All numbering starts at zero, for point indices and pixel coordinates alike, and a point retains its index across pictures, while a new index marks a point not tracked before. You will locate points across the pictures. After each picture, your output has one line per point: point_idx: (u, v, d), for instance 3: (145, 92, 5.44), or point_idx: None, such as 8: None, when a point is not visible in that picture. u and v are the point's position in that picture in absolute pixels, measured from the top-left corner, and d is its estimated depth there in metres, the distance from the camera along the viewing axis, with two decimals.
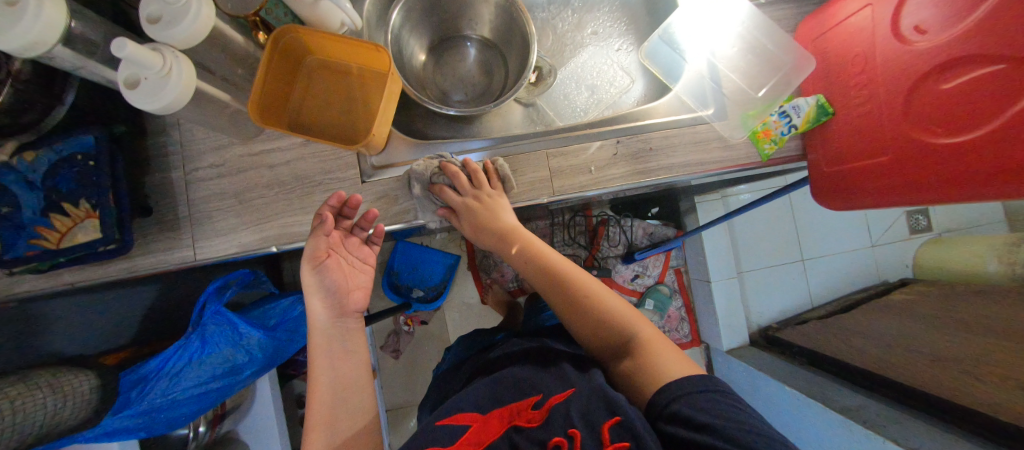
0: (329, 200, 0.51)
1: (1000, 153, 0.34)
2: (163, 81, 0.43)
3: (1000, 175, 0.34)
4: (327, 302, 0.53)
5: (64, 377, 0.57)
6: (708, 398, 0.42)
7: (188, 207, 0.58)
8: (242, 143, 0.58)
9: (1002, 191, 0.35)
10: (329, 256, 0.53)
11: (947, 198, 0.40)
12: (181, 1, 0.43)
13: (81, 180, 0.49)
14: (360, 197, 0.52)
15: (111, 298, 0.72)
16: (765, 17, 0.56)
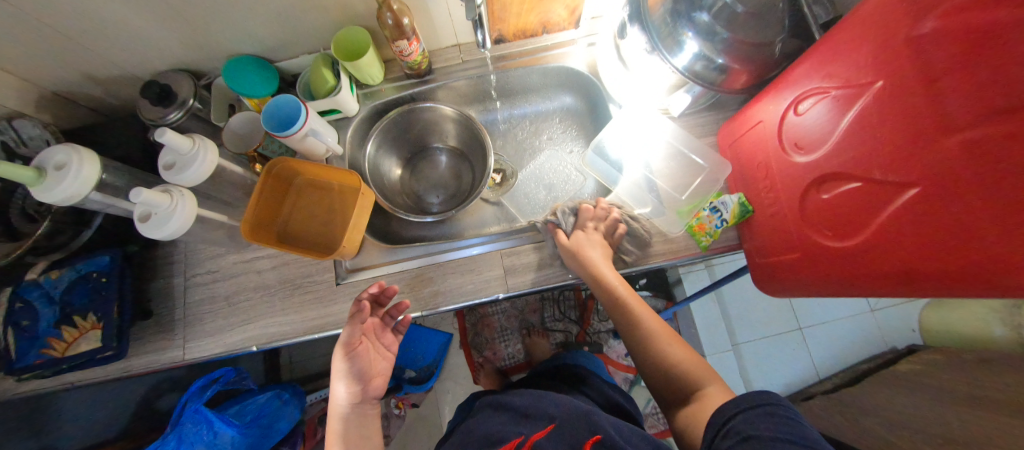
0: (369, 288, 0.56)
1: (888, 257, 0.38)
2: (169, 216, 0.52)
3: (895, 276, 0.38)
4: (351, 386, 0.55)
5: None
6: (760, 416, 0.42)
7: (183, 310, 0.65)
8: (236, 252, 0.66)
9: (902, 289, 0.39)
10: (361, 342, 0.57)
11: (859, 292, 0.44)
12: (190, 151, 0.54)
13: (94, 295, 0.57)
14: (396, 287, 0.58)
15: None
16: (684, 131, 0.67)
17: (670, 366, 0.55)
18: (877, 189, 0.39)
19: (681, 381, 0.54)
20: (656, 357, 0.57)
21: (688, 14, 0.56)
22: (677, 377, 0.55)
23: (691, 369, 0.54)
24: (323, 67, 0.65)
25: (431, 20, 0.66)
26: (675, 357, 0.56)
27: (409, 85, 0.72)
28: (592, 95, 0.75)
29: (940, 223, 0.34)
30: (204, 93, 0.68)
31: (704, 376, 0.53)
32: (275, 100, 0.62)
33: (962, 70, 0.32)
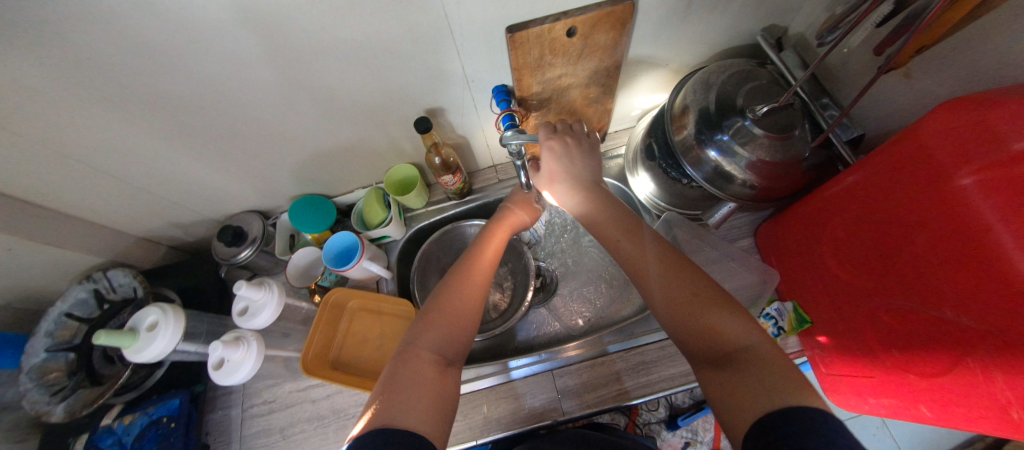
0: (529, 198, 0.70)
1: (969, 394, 0.38)
2: (240, 363, 0.55)
3: (986, 415, 0.38)
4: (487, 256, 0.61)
5: None
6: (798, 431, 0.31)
7: (239, 443, 0.65)
8: (292, 379, 0.68)
9: (992, 426, 0.38)
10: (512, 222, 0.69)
11: (947, 423, 0.43)
12: (260, 297, 0.58)
13: (162, 441, 0.59)
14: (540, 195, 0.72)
15: None
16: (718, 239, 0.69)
17: (704, 324, 0.42)
18: (941, 324, 0.39)
19: (722, 336, 0.41)
20: (679, 307, 0.44)
21: (711, 137, 0.59)
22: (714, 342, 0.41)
23: (725, 328, 0.41)
24: (375, 200, 0.72)
25: (472, 150, 0.75)
26: (699, 313, 0.42)
27: (450, 205, 0.79)
28: (627, 200, 0.80)
29: (966, 349, 0.37)
30: (271, 231, 0.75)
31: (751, 338, 0.40)
32: (335, 236, 0.68)
33: (1007, 224, 0.33)
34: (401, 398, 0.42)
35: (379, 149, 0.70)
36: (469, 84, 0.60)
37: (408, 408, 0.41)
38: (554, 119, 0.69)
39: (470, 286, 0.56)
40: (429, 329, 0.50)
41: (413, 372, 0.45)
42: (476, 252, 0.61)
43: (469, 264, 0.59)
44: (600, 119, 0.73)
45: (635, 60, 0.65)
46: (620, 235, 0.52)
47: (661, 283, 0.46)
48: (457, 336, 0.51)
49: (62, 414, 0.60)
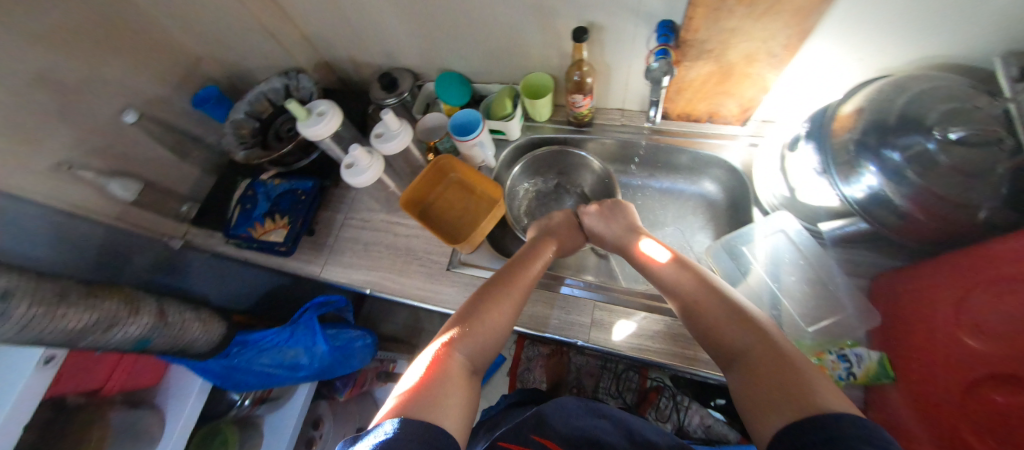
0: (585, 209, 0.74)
1: None
2: (362, 170, 0.66)
3: None
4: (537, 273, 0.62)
5: (199, 316, 0.66)
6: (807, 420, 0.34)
7: (334, 239, 0.81)
8: (385, 212, 0.82)
9: None
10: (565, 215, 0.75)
11: None
12: (395, 130, 0.69)
13: (292, 206, 0.76)
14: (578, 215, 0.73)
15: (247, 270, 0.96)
16: (831, 264, 0.63)
17: (718, 327, 0.48)
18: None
19: (741, 341, 0.45)
20: (711, 317, 0.49)
21: (878, 148, 0.52)
22: (738, 348, 0.45)
23: (730, 326, 0.47)
24: (506, 96, 0.78)
25: (609, 84, 0.76)
26: (716, 324, 0.48)
27: (566, 130, 0.83)
28: (740, 191, 0.76)
29: None
30: (415, 91, 0.86)
31: (746, 339, 0.45)
32: (464, 111, 0.77)
33: None
34: (439, 407, 0.42)
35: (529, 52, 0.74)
36: (639, 11, 0.60)
37: (443, 417, 0.41)
38: (706, 78, 0.67)
39: (502, 303, 0.56)
40: (467, 337, 0.51)
41: (453, 383, 0.45)
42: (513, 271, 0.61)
43: (505, 280, 0.59)
44: (751, 95, 0.68)
45: (824, 37, 0.58)
46: (686, 272, 0.55)
47: (704, 301, 0.51)
48: (481, 350, 0.52)
49: (241, 157, 0.78)
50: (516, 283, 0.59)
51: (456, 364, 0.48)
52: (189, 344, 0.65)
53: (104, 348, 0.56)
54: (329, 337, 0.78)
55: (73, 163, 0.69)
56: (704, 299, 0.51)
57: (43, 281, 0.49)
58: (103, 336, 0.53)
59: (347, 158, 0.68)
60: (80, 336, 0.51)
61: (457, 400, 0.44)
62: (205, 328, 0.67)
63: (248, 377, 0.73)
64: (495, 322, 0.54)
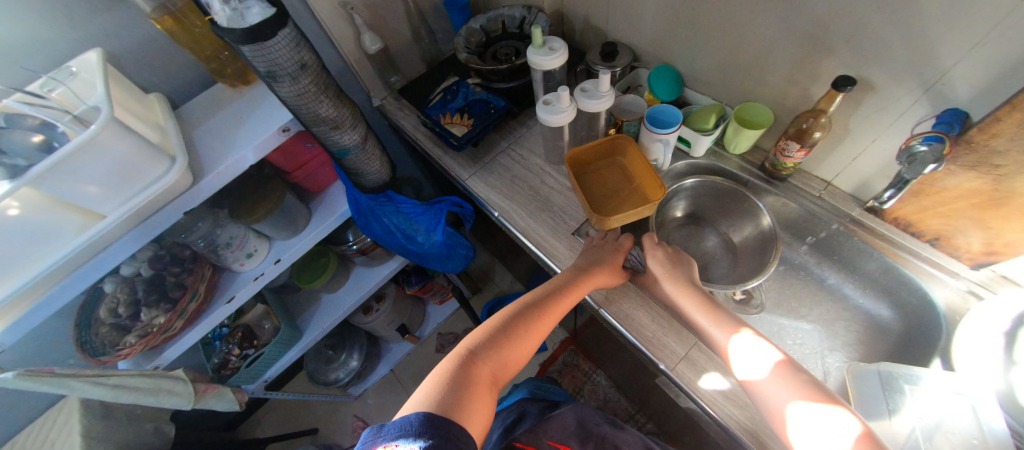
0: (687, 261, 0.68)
1: None
2: (557, 111, 0.72)
3: None
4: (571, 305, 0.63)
5: (379, 159, 0.80)
6: None
7: (491, 158, 0.89)
8: (543, 159, 0.87)
9: None
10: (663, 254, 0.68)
11: None
12: (602, 92, 0.72)
13: (478, 114, 0.86)
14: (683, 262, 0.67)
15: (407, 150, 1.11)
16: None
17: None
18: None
19: None
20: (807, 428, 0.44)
21: None
22: None
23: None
24: (714, 112, 0.76)
25: (832, 150, 0.69)
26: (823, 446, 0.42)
27: (751, 174, 0.78)
28: (928, 331, 0.65)
29: None
30: (626, 72, 0.88)
31: None
32: (667, 107, 0.77)
33: None
34: (461, 411, 0.45)
35: (765, 81, 0.70)
36: (930, 88, 0.53)
37: (464, 417, 0.44)
38: (964, 194, 0.57)
39: (533, 326, 0.59)
40: (492, 349, 0.54)
41: (475, 392, 0.48)
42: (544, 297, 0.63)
43: (541, 307, 0.61)
44: (1009, 238, 0.55)
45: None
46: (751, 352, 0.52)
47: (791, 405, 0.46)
48: (505, 366, 0.55)
49: (464, 58, 0.89)
50: (549, 310, 0.61)
51: (484, 370, 0.51)
52: (364, 174, 0.78)
53: (322, 143, 0.71)
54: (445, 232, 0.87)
55: (354, 6, 0.85)
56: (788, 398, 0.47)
57: (323, 74, 0.64)
58: (328, 132, 0.68)
59: (548, 96, 0.74)
60: (318, 122, 0.66)
61: (479, 403, 0.47)
62: (378, 169, 0.80)
63: (373, 224, 0.85)
64: (523, 342, 0.57)
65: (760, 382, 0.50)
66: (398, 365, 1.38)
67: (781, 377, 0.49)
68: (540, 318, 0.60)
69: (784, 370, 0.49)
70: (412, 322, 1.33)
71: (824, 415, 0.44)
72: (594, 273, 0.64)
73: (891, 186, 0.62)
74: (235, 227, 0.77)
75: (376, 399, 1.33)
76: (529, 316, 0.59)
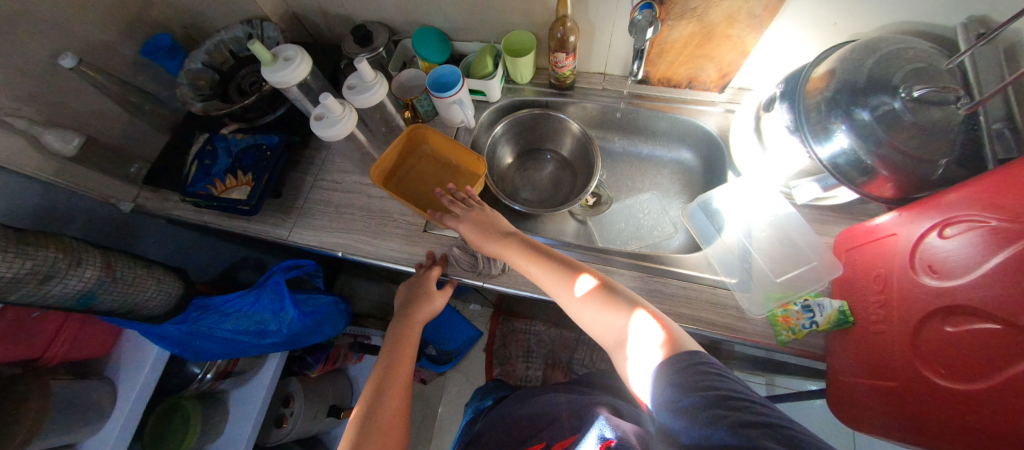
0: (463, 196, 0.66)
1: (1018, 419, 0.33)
2: (335, 122, 0.63)
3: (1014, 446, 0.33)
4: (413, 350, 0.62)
5: (155, 275, 0.62)
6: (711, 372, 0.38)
7: (304, 201, 0.77)
8: (358, 173, 0.78)
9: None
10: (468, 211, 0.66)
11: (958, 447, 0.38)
12: (370, 82, 0.66)
13: (257, 163, 0.72)
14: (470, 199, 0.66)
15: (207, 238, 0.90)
16: (800, 219, 0.64)
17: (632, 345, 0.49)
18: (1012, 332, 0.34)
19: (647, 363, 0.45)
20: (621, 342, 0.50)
21: (847, 107, 0.52)
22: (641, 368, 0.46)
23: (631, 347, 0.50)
24: (487, 53, 0.75)
25: (592, 46, 0.75)
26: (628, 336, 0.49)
27: (547, 94, 0.81)
28: (710, 154, 0.79)
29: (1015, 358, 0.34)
30: (391, 48, 0.82)
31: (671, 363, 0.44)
32: (444, 67, 0.73)
33: None
34: None
35: (510, 7, 0.71)
36: None
37: None
38: (686, 41, 0.67)
39: (397, 392, 0.56)
40: None
41: None
42: (381, 370, 0.59)
43: (386, 385, 0.57)
44: (730, 59, 0.69)
45: (786, 19, 0.61)
46: (555, 277, 0.57)
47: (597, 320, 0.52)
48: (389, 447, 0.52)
49: (198, 109, 0.71)
50: (391, 387, 0.56)
51: None
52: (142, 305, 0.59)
53: (47, 304, 0.52)
54: (298, 303, 0.75)
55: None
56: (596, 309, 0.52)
57: None
58: (38, 288, 0.49)
59: (316, 112, 0.64)
60: (13, 285, 0.47)
61: None
62: (160, 287, 0.62)
63: (208, 345, 0.68)
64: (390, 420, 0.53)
65: (594, 316, 0.53)
66: None
67: (598, 307, 0.52)
68: (399, 381, 0.58)
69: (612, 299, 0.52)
70: (341, 396, 1.19)
71: (646, 328, 0.47)
72: (417, 308, 0.66)
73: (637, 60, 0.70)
74: None
75: None
76: (375, 404, 0.54)
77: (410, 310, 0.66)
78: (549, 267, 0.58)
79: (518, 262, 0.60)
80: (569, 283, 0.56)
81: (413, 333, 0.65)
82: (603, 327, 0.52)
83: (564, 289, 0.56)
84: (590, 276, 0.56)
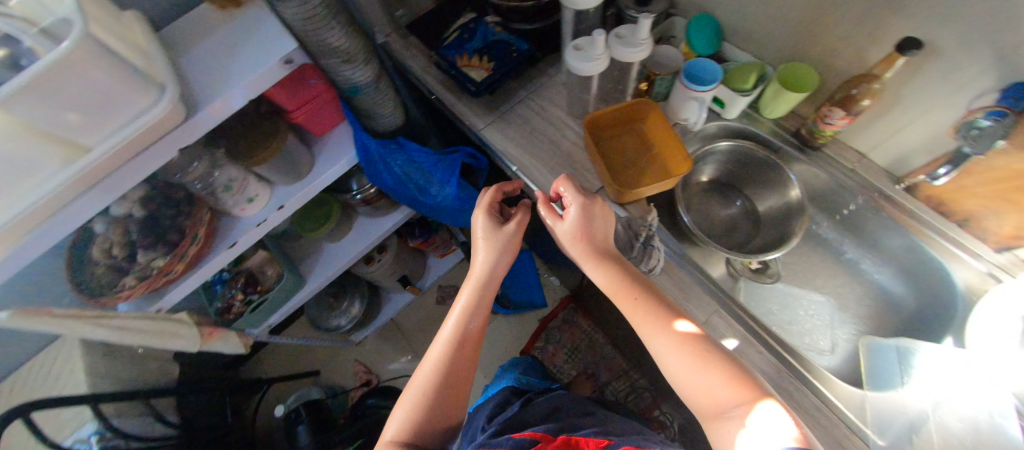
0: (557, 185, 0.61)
1: None
2: (589, 61, 0.65)
3: None
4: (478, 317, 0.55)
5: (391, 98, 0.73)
6: None
7: (508, 109, 0.82)
8: (564, 112, 0.81)
9: None
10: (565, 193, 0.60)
11: None
12: (639, 41, 0.66)
13: (499, 57, 0.78)
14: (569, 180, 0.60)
15: (412, 94, 1.03)
16: None
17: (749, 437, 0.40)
18: None
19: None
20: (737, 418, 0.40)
21: None
22: None
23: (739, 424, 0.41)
24: (753, 71, 0.69)
25: (879, 120, 0.65)
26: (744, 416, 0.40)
27: (787, 141, 0.74)
28: (930, 304, 0.68)
29: None
30: (659, 19, 0.80)
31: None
32: (704, 61, 0.71)
33: None
34: None
35: (819, 37, 0.63)
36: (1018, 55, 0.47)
37: None
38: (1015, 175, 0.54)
39: (464, 364, 0.53)
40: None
41: None
42: (438, 340, 0.54)
43: (443, 362, 0.51)
44: None
45: None
46: (637, 310, 0.52)
47: (695, 377, 0.45)
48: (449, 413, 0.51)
49: None
50: (449, 371, 0.51)
51: None
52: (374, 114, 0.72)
53: (332, 75, 0.65)
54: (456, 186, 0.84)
55: None
56: (706, 368, 0.44)
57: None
58: (340, 65, 0.61)
59: (576, 41, 0.68)
60: (329, 54, 0.59)
61: None
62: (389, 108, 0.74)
63: (381, 173, 0.80)
64: (448, 398, 0.50)
65: (682, 368, 0.46)
66: (398, 315, 1.41)
67: (695, 363, 0.45)
68: (463, 353, 0.53)
69: (706, 360, 0.45)
70: (414, 274, 1.34)
71: (766, 417, 0.37)
72: (483, 270, 0.57)
73: (948, 163, 0.58)
74: (226, 169, 0.69)
75: (379, 345, 1.38)
76: (431, 384, 0.50)
77: (477, 270, 0.57)
78: (629, 291, 0.54)
79: (607, 277, 0.55)
80: (654, 321, 0.50)
81: (468, 295, 0.56)
82: (693, 384, 0.45)
83: (652, 324, 0.50)
84: (684, 323, 0.49)
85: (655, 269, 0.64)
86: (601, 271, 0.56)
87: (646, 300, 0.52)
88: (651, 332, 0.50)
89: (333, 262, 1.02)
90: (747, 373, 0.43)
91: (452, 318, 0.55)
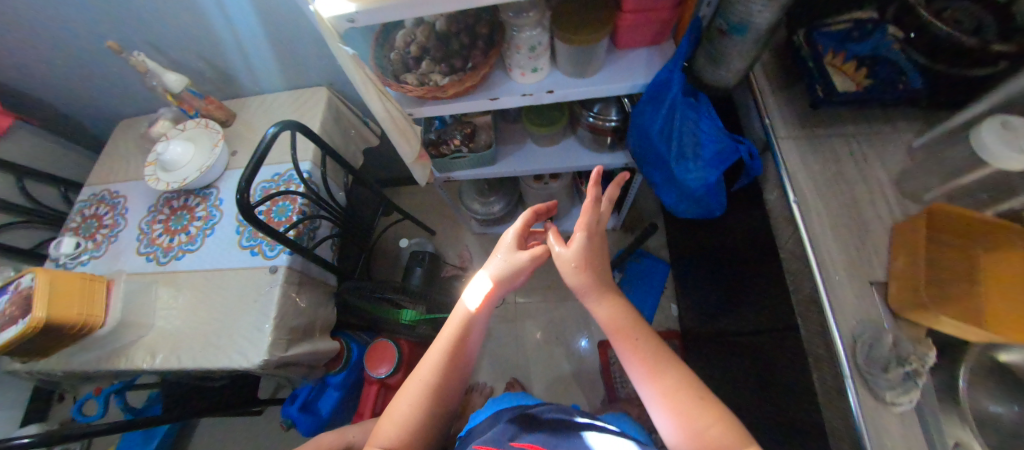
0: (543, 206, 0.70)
1: None
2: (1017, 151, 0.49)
3: None
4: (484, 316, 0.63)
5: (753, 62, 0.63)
6: None
7: (827, 137, 0.70)
8: (892, 178, 0.66)
9: None
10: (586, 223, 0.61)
11: None
12: None
13: (878, 82, 0.66)
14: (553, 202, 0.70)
15: None
16: None
17: None
18: None
19: None
20: None
21: None
22: None
23: None
24: None
25: None
26: None
27: None
28: None
29: None
30: None
31: None
32: None
33: None
34: None
35: None
36: None
37: None
38: None
39: (467, 350, 0.63)
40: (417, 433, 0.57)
41: None
42: (444, 333, 0.62)
43: (455, 355, 0.61)
44: None
45: None
46: (636, 345, 0.56)
47: (684, 419, 0.47)
48: (455, 386, 0.62)
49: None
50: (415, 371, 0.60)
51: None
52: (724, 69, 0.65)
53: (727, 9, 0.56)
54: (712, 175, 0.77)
55: None
56: (700, 420, 0.47)
57: None
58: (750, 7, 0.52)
59: (1010, 117, 0.52)
60: None
61: None
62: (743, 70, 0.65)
63: (655, 115, 0.74)
64: (444, 391, 0.61)
65: (653, 400, 0.51)
66: None
67: (669, 406, 0.49)
68: (459, 353, 0.61)
69: (675, 399, 0.49)
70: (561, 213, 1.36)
71: None
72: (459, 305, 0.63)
73: None
74: (539, 32, 0.68)
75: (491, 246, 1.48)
76: (417, 378, 0.60)
77: (483, 286, 0.63)
78: (628, 330, 0.57)
79: (605, 312, 0.59)
80: (645, 356, 0.54)
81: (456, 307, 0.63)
82: (664, 417, 0.49)
83: (639, 365, 0.54)
84: (666, 359, 0.54)
85: (899, 406, 0.53)
86: (596, 301, 0.59)
87: (642, 343, 0.55)
88: (637, 364, 0.54)
89: (528, 162, 1.05)
90: (740, 428, 0.47)
91: (458, 319, 0.62)
